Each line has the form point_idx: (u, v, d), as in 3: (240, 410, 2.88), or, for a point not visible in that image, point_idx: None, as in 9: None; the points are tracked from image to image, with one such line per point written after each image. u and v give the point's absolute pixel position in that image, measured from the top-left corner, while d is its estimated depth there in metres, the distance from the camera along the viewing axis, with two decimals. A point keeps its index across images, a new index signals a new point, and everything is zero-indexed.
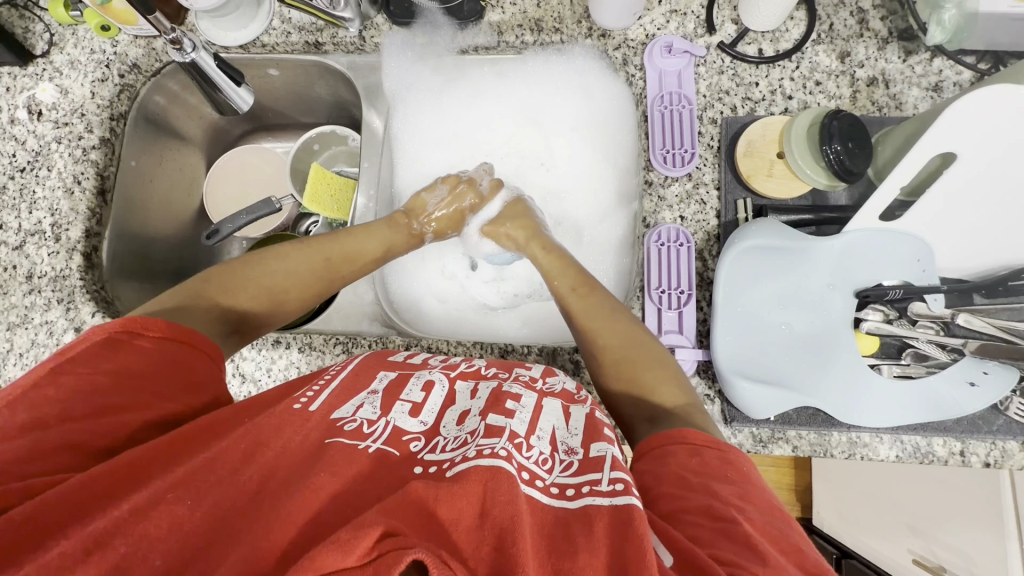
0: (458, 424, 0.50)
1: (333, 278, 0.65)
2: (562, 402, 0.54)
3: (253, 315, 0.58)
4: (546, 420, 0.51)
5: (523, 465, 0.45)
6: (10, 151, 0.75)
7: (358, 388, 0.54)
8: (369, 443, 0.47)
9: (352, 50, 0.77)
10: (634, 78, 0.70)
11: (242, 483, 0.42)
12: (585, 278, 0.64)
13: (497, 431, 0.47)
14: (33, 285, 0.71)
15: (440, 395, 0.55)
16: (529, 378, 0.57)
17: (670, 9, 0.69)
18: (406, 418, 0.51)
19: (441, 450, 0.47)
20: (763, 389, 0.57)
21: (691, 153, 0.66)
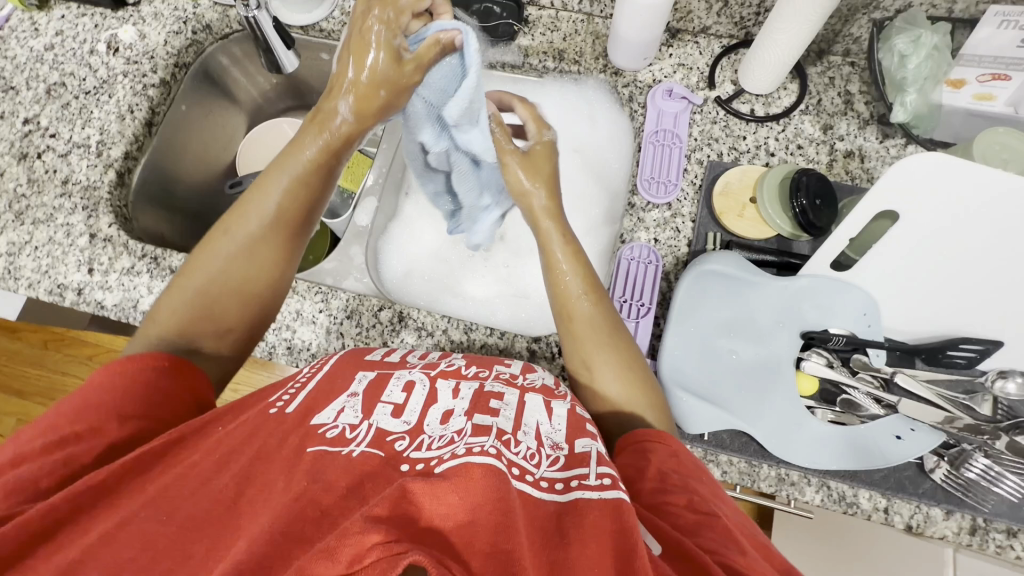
0: (442, 423, 0.52)
1: (261, 229, 0.59)
2: (543, 398, 0.58)
3: (205, 297, 0.58)
4: (531, 416, 0.55)
5: (512, 460, 0.47)
6: (81, 76, 0.85)
7: (336, 393, 0.57)
8: (353, 447, 0.49)
9: None
10: (637, 114, 0.78)
11: (218, 493, 0.45)
12: (582, 277, 0.63)
13: (485, 430, 0.50)
14: (66, 189, 0.79)
15: (420, 397, 0.56)
16: (508, 377, 0.62)
17: (678, 63, 0.78)
18: (389, 419, 0.53)
19: (427, 448, 0.49)
20: (700, 404, 0.60)
21: (675, 184, 0.72)
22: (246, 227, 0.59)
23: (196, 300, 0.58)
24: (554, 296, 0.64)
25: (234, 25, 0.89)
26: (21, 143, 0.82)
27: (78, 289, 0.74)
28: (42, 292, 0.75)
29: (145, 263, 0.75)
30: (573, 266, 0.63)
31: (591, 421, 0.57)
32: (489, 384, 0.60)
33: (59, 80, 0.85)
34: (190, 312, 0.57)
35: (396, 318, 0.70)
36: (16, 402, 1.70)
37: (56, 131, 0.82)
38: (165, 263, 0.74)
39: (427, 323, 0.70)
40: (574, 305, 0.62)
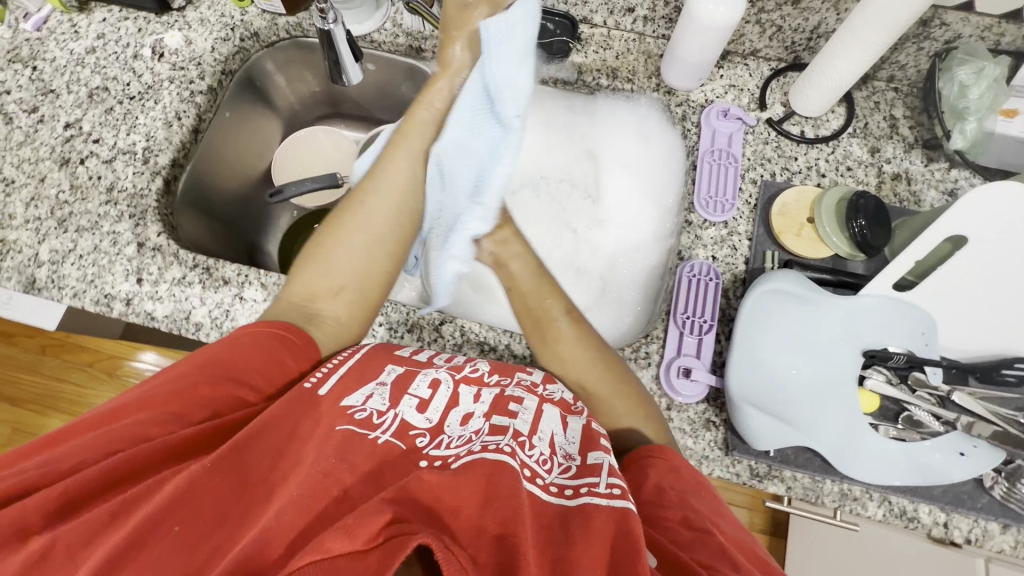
0: (462, 424, 0.56)
1: (384, 203, 0.68)
2: (561, 411, 0.60)
3: (334, 262, 0.66)
4: (546, 424, 0.57)
5: (525, 462, 0.51)
6: (125, 81, 0.83)
7: (365, 378, 0.59)
8: (379, 433, 0.52)
9: None
10: (689, 133, 0.79)
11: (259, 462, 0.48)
12: (564, 306, 0.69)
13: (502, 431, 0.54)
14: (111, 197, 0.77)
15: (445, 395, 0.59)
16: (530, 383, 0.63)
17: (729, 84, 0.80)
18: (414, 413, 0.56)
19: (446, 447, 0.52)
20: (768, 420, 0.61)
21: (732, 203, 0.74)
22: (361, 204, 0.67)
23: (328, 266, 0.66)
24: (532, 320, 0.69)
25: (282, 33, 0.89)
26: (61, 148, 0.79)
27: (127, 300, 0.72)
28: (88, 302, 0.73)
29: (196, 274, 0.73)
30: (556, 296, 0.70)
31: (604, 437, 0.58)
32: (510, 389, 0.62)
33: (102, 84, 0.83)
34: (313, 283, 0.65)
35: (458, 332, 0.71)
36: (9, 410, 1.63)
37: (99, 136, 0.80)
38: (217, 274, 0.73)
39: (489, 337, 0.70)
40: (559, 331, 0.68)
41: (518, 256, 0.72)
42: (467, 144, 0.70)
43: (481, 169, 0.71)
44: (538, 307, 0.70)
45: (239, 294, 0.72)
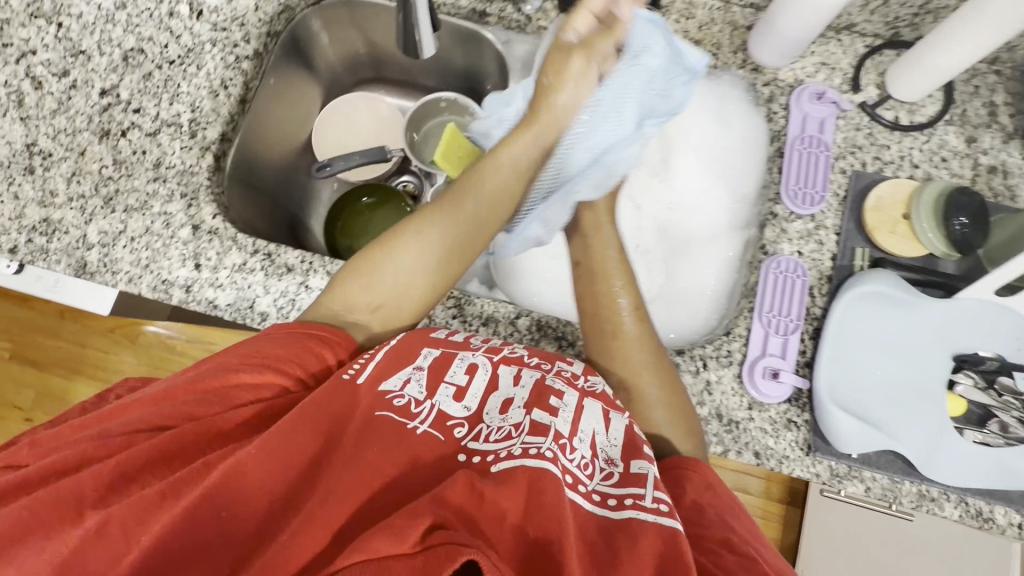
0: (502, 414, 0.55)
1: (465, 216, 0.64)
2: (603, 405, 0.57)
3: (400, 271, 0.61)
4: (587, 422, 0.54)
5: (566, 467, 0.49)
6: (162, 42, 0.76)
7: (403, 361, 0.58)
8: (417, 424, 0.53)
9: (512, 28, 0.81)
10: (775, 115, 0.74)
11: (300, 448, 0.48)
12: (632, 303, 0.65)
13: (542, 430, 0.51)
14: (159, 174, 0.72)
15: (483, 380, 0.59)
16: (570, 374, 0.60)
17: (821, 61, 0.75)
18: (451, 402, 0.55)
19: (485, 440, 0.51)
20: (858, 424, 0.60)
21: (822, 195, 0.70)
22: (442, 213, 0.64)
23: (392, 274, 0.61)
24: (600, 309, 0.65)
25: None
26: (100, 119, 0.73)
27: (186, 287, 0.69)
28: (145, 288, 0.69)
29: (257, 260, 0.69)
30: (627, 291, 0.66)
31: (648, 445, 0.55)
32: (550, 378, 0.59)
33: (137, 46, 0.76)
34: (375, 288, 0.61)
35: (535, 326, 0.68)
36: (31, 373, 1.60)
37: (140, 106, 0.74)
38: (279, 261, 0.69)
39: (566, 331, 0.68)
40: (623, 328, 0.64)
41: (600, 234, 0.71)
42: (619, 100, 0.73)
43: (613, 140, 0.74)
44: (605, 297, 0.66)
45: (304, 283, 0.69)
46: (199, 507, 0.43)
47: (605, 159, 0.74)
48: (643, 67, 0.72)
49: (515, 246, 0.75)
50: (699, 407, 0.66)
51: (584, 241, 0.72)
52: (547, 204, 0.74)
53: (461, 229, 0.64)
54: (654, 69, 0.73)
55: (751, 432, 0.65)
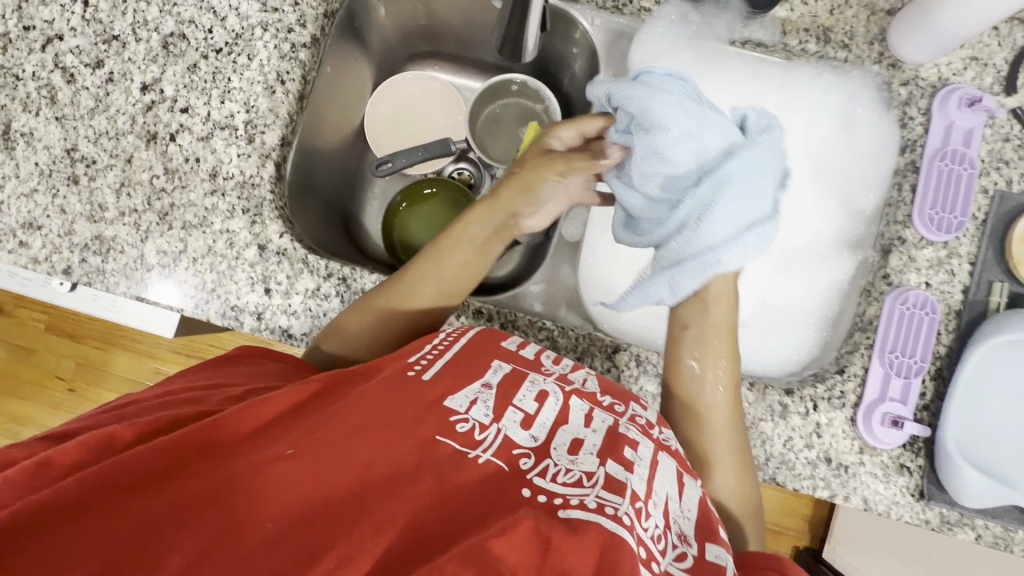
0: (572, 454, 0.48)
1: (433, 270, 0.61)
2: (676, 466, 0.53)
3: (357, 332, 0.59)
4: (661, 486, 0.49)
5: (642, 540, 0.43)
6: (206, 26, 0.66)
7: (469, 375, 0.53)
8: (479, 452, 0.47)
9: (606, 8, 0.69)
10: (910, 121, 0.65)
11: (353, 455, 0.44)
12: (729, 380, 0.57)
13: (618, 488, 0.46)
14: (217, 186, 0.65)
15: (553, 410, 0.52)
16: (645, 423, 0.54)
17: (971, 56, 0.64)
18: (518, 429, 0.49)
19: (553, 480, 0.46)
20: (986, 481, 0.57)
21: (961, 220, 0.62)
22: (418, 270, 0.61)
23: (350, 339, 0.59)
24: (689, 377, 0.58)
25: None
26: (144, 119, 0.65)
27: (257, 313, 0.64)
28: (211, 314, 0.64)
29: (332, 285, 0.64)
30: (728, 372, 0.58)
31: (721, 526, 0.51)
32: (624, 425, 0.53)
33: (177, 30, 0.66)
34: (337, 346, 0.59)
35: (633, 361, 0.63)
36: (69, 345, 1.58)
37: (188, 104, 0.65)
38: (355, 287, 0.64)
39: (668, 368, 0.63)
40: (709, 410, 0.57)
41: (718, 308, 0.58)
42: (755, 176, 0.52)
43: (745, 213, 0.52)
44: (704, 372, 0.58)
45: None
46: (231, 514, 0.40)
47: (746, 239, 0.52)
48: (704, 116, 0.54)
49: (635, 302, 0.57)
50: (807, 450, 0.62)
51: (703, 309, 0.58)
52: (685, 268, 0.53)
53: (450, 270, 0.61)
54: (766, 143, 0.53)
55: (861, 477, 0.62)
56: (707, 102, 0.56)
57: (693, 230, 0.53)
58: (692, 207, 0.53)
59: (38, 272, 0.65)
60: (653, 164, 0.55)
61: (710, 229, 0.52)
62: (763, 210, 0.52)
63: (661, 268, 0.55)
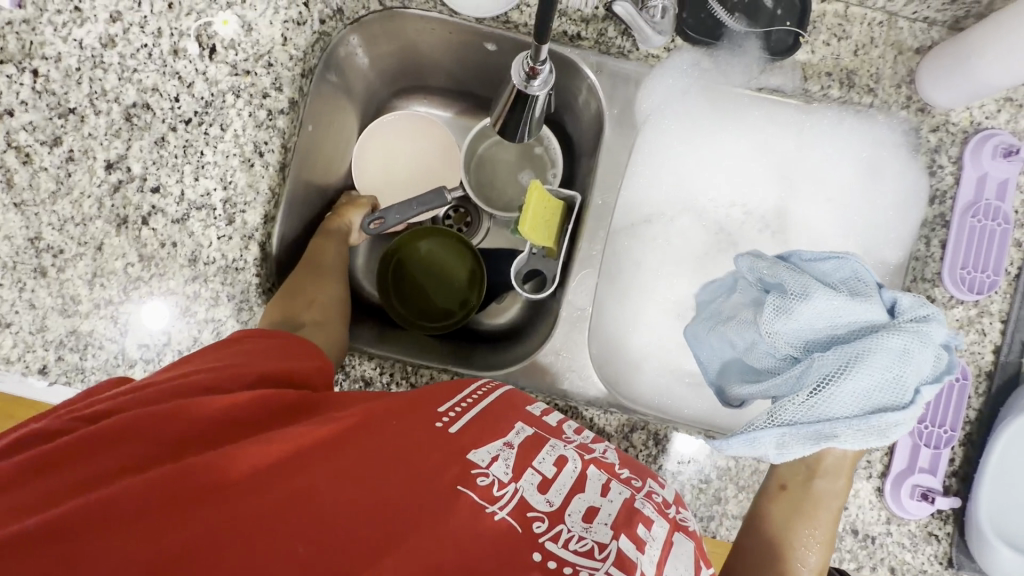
0: (586, 522, 0.43)
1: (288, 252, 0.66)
2: (696, 545, 0.46)
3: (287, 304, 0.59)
4: (675, 567, 0.43)
5: None
6: (171, 93, 0.60)
7: (498, 431, 0.48)
8: (496, 509, 0.42)
9: (610, 52, 0.64)
10: (939, 169, 0.61)
11: (375, 499, 0.40)
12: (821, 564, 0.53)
13: (630, 566, 0.40)
14: (198, 272, 0.60)
15: (571, 474, 0.46)
16: (662, 500, 0.48)
17: (1006, 96, 0.59)
18: (534, 492, 0.44)
19: (566, 547, 0.41)
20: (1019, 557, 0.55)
21: (994, 279, 0.59)
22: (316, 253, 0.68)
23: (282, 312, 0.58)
24: (780, 538, 0.54)
25: (373, 4, 0.64)
26: (112, 202, 0.60)
27: None
28: None
29: None
30: (821, 549, 0.53)
31: None
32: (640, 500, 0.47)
33: (140, 100, 0.60)
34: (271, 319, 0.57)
35: (652, 440, 0.62)
36: None
37: (159, 182, 0.60)
38: (354, 374, 0.61)
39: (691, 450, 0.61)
40: None
41: (824, 482, 0.55)
42: (893, 366, 0.50)
43: (878, 398, 0.50)
44: (797, 540, 0.53)
45: None
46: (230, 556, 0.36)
47: (870, 421, 0.50)
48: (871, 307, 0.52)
49: (737, 448, 0.53)
50: None
51: (807, 474, 0.55)
52: (797, 429, 0.51)
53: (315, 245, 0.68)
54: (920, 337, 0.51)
55: (888, 547, 0.61)
56: (855, 287, 0.55)
57: (817, 397, 0.51)
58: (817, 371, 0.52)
59: (12, 372, 0.60)
60: (780, 323, 0.54)
61: (832, 398, 0.51)
62: (897, 398, 0.50)
63: (775, 421, 0.52)
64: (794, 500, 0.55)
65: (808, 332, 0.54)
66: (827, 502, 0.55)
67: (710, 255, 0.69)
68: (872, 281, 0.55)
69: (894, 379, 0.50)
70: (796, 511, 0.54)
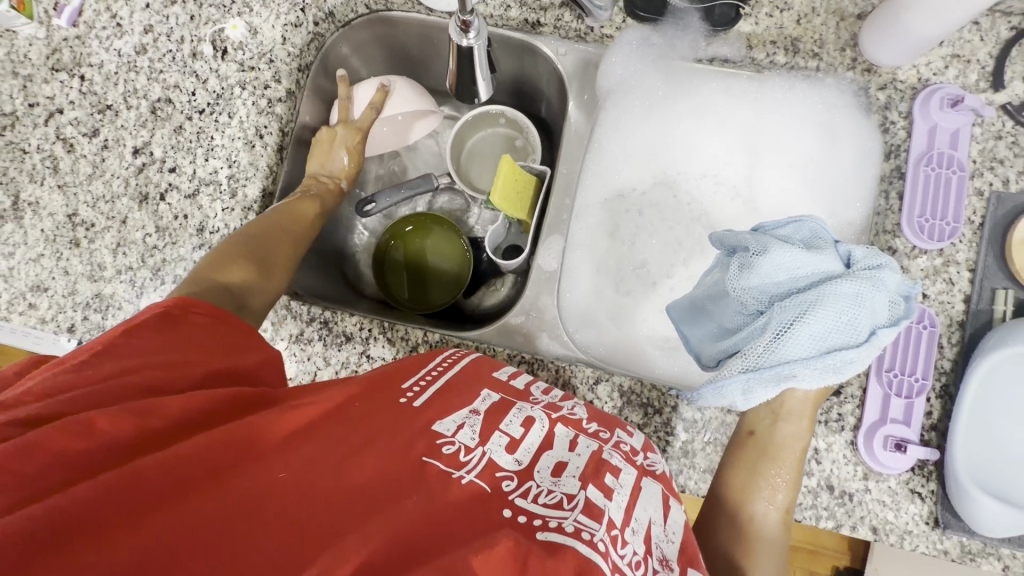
0: (555, 476, 0.45)
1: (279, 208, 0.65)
2: (662, 488, 0.49)
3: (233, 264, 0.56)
4: (643, 509, 0.46)
5: (617, 565, 0.40)
6: (189, 89, 0.70)
7: (459, 400, 0.50)
8: (463, 473, 0.44)
9: (570, 37, 0.71)
10: (892, 125, 0.62)
11: (345, 476, 0.42)
12: (789, 503, 0.54)
13: (597, 513, 0.42)
14: (204, 239, 0.67)
15: (539, 434, 0.49)
16: (629, 449, 0.51)
17: (952, 53, 0.62)
18: (502, 453, 0.46)
19: (535, 500, 0.43)
20: (1005, 509, 0.52)
21: (954, 226, 0.59)
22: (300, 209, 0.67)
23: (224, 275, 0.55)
24: (749, 482, 0.55)
25: (360, 8, 0.72)
26: (136, 181, 0.69)
27: None
28: None
29: (315, 329, 0.66)
30: (787, 488, 0.55)
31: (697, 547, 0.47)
32: (607, 451, 0.49)
33: (163, 95, 0.70)
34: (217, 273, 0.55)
35: (617, 392, 0.63)
36: None
37: (175, 164, 0.69)
38: (336, 329, 0.66)
39: (653, 398, 0.62)
40: (766, 518, 0.54)
41: (787, 426, 0.56)
42: (847, 310, 0.52)
43: (834, 338, 0.53)
44: (764, 482, 0.55)
45: (364, 352, 0.65)
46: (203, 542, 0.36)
47: (824, 359, 0.52)
48: (826, 257, 0.55)
49: (707, 397, 0.57)
50: (806, 478, 0.59)
51: (772, 418, 0.56)
52: (760, 373, 0.53)
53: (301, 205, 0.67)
54: (873, 284, 0.53)
55: (868, 504, 0.58)
56: (812, 243, 0.58)
57: (777, 341, 0.53)
58: (777, 320, 0.54)
59: (46, 331, 0.68)
60: (743, 277, 0.58)
61: (791, 344, 0.53)
62: (851, 338, 0.52)
63: (739, 369, 0.55)
64: (758, 442, 0.56)
65: (771, 286, 0.58)
66: (790, 444, 0.56)
67: (677, 222, 0.72)
68: (828, 238, 0.59)
69: (851, 321, 0.52)
70: (764, 454, 0.56)
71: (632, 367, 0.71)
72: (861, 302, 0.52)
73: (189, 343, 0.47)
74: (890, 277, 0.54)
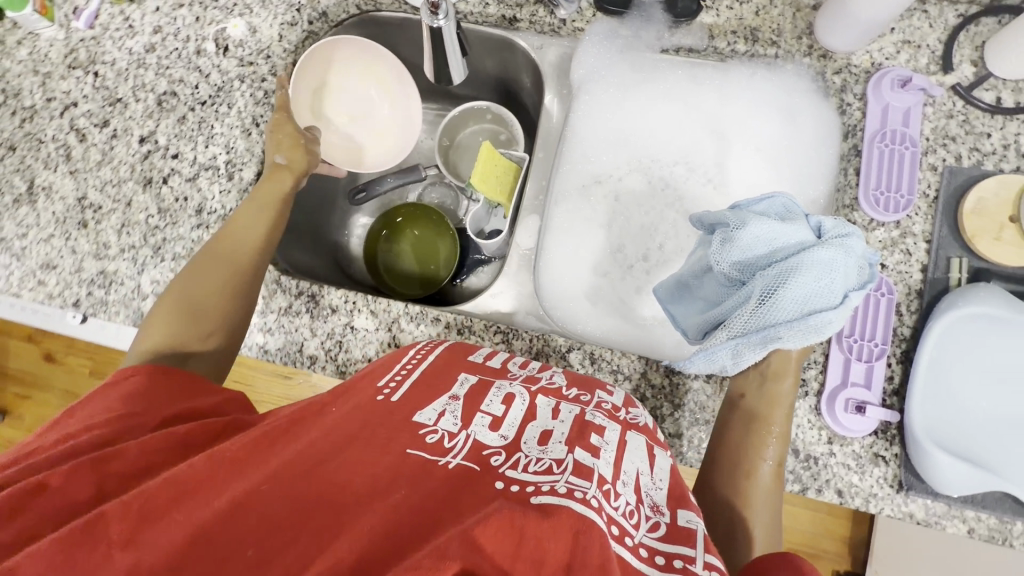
0: (540, 444, 0.44)
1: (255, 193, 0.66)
2: (646, 440, 0.49)
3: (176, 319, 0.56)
4: (631, 461, 0.44)
5: (612, 517, 0.37)
6: (192, 83, 0.75)
7: (437, 391, 0.50)
8: (449, 458, 0.42)
9: (545, 31, 0.76)
10: (848, 107, 0.66)
11: (329, 473, 0.40)
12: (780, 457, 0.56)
13: (586, 472, 0.40)
14: (202, 220, 0.72)
15: (520, 408, 0.48)
16: (610, 407, 0.51)
17: (903, 39, 0.65)
18: (486, 431, 0.45)
19: (524, 468, 0.40)
20: (959, 466, 0.54)
21: (909, 199, 0.62)
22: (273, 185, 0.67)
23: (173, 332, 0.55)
24: (741, 438, 0.57)
25: (351, 9, 0.78)
26: (141, 167, 0.74)
27: None
28: None
29: (303, 302, 0.69)
30: (778, 443, 0.57)
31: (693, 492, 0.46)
32: (590, 412, 0.49)
33: (169, 89, 0.76)
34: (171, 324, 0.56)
35: (588, 360, 0.66)
36: None
37: (178, 150, 0.74)
38: (323, 302, 0.69)
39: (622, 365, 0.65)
40: (760, 473, 0.55)
41: (775, 384, 0.58)
42: (826, 274, 0.54)
43: (815, 300, 0.54)
44: (756, 438, 0.56)
45: (349, 323, 0.69)
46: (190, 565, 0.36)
47: (807, 321, 0.54)
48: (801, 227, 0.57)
49: (698, 364, 0.59)
50: None
51: (760, 379, 0.59)
52: (747, 336, 0.55)
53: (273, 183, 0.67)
54: (845, 251, 0.55)
55: (833, 468, 0.60)
56: (788, 217, 0.60)
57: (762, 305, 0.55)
58: (760, 286, 0.56)
59: (53, 307, 0.73)
60: (724, 250, 0.59)
61: (775, 309, 0.55)
62: (830, 300, 0.54)
63: (728, 335, 0.57)
64: (749, 402, 0.58)
65: (751, 257, 0.59)
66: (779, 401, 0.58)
67: (650, 204, 0.75)
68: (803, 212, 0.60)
69: (829, 285, 0.54)
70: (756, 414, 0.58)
71: (608, 343, 0.74)
72: (836, 266, 0.54)
73: (138, 396, 0.48)
74: (858, 245, 0.55)
